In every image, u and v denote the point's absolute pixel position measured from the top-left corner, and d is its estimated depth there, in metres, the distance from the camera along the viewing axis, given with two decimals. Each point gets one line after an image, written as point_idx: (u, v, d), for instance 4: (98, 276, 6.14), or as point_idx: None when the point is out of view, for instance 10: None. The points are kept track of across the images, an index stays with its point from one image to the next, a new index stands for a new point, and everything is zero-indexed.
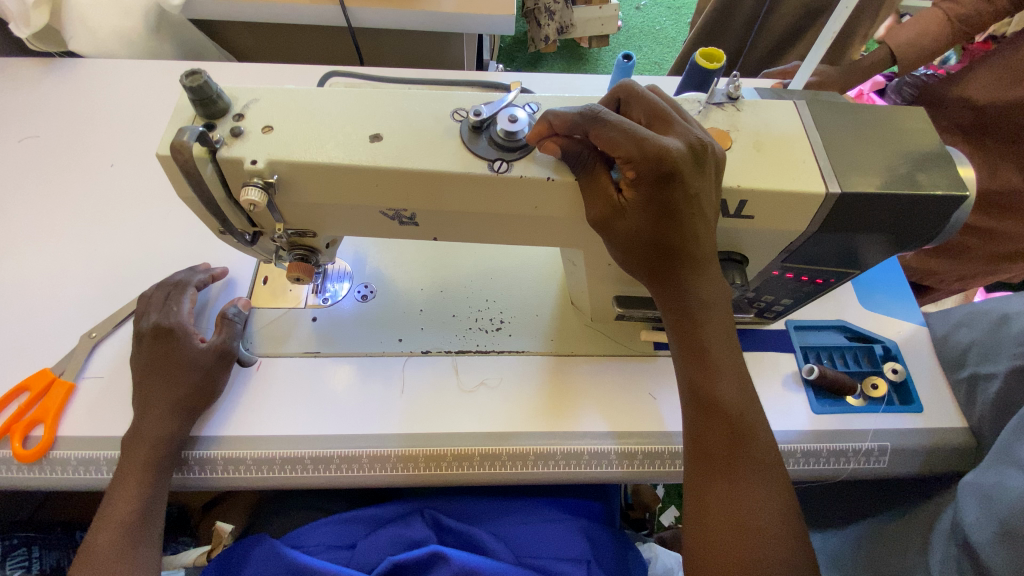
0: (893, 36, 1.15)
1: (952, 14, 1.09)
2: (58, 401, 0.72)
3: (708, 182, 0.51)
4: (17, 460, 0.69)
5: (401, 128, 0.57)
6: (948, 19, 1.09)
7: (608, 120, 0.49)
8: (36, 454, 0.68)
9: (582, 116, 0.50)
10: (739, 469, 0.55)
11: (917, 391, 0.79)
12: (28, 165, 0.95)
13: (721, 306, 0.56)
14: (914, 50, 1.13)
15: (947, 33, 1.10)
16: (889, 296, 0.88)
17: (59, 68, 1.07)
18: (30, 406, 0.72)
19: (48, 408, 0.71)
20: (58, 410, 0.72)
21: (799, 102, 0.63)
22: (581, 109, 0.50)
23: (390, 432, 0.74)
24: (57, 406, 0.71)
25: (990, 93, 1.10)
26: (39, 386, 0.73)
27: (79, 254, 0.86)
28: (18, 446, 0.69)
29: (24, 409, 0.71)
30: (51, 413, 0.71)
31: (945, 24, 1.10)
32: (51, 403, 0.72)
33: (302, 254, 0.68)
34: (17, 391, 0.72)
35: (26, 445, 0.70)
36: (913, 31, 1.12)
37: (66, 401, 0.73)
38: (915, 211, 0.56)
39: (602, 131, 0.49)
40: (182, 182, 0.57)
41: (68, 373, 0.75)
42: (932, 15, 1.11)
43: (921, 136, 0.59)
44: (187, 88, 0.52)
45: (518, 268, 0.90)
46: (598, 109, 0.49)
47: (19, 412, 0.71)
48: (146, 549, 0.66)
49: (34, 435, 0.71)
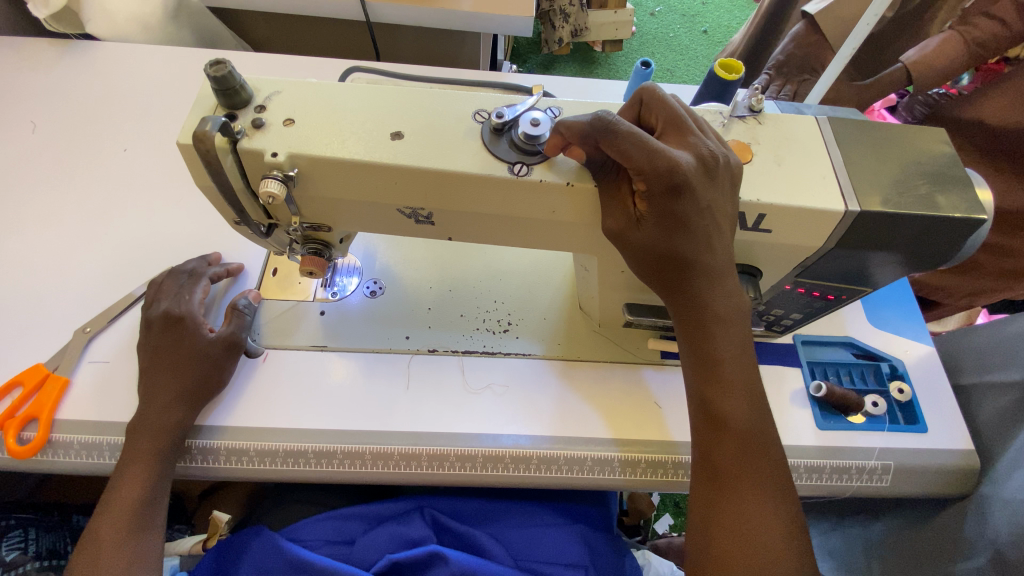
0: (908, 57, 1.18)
1: (969, 38, 1.11)
2: (53, 397, 0.71)
3: (721, 194, 0.51)
4: (10, 456, 0.68)
5: (423, 126, 0.57)
6: (964, 43, 1.12)
7: (620, 131, 0.48)
8: (31, 451, 0.68)
9: (592, 126, 0.49)
10: (747, 485, 0.55)
11: (922, 410, 0.79)
12: (40, 147, 0.95)
13: (736, 318, 0.56)
14: (929, 73, 1.15)
15: (962, 56, 1.13)
16: (898, 315, 0.88)
17: (75, 51, 1.07)
18: (24, 401, 0.71)
19: (42, 405, 0.70)
20: (53, 407, 0.71)
21: (821, 118, 0.62)
22: (591, 119, 0.50)
23: (394, 429, 0.74)
24: (51, 403, 0.70)
25: (1005, 116, 1.11)
26: (33, 381, 0.72)
27: (91, 238, 0.86)
28: (11, 442, 0.68)
29: (17, 405, 0.70)
30: (45, 410, 0.70)
31: (961, 48, 1.12)
32: (45, 399, 0.70)
33: (315, 248, 0.68)
34: (11, 386, 0.71)
35: (17, 441, 0.69)
36: (928, 57, 1.14)
37: (61, 396, 0.72)
38: (930, 232, 0.56)
39: (613, 142, 0.48)
40: (201, 171, 0.57)
41: (62, 368, 0.74)
42: (949, 40, 1.13)
43: (942, 157, 0.58)
44: (211, 78, 0.52)
45: (527, 270, 0.90)
46: (609, 118, 0.48)
47: (13, 407, 0.70)
48: (149, 538, 0.67)
49: (27, 431, 0.70)
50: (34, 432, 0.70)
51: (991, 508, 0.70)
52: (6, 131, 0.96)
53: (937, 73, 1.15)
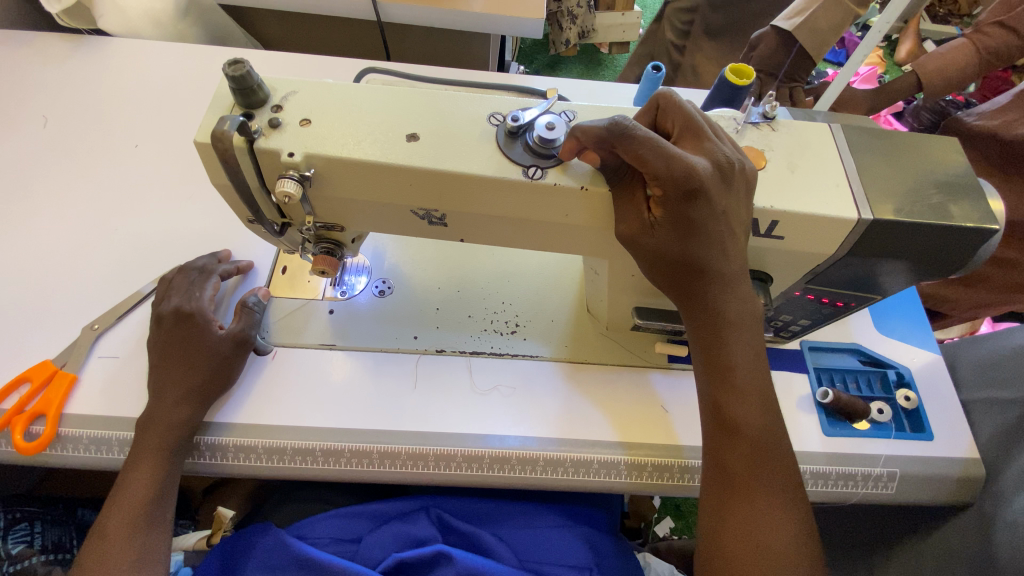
0: (921, 65, 1.21)
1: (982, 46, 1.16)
2: (61, 393, 0.71)
3: (736, 200, 0.51)
4: (17, 452, 0.68)
5: (438, 129, 0.57)
6: (977, 50, 1.16)
7: (638, 135, 0.48)
8: (38, 447, 0.67)
9: (609, 130, 0.49)
10: (756, 491, 0.55)
11: (928, 418, 0.79)
12: (52, 142, 0.95)
13: (749, 324, 0.56)
14: (942, 80, 1.20)
15: (974, 63, 1.17)
16: (905, 323, 0.88)
17: (88, 46, 1.07)
18: (31, 398, 0.71)
19: (50, 400, 0.70)
20: (61, 403, 0.71)
21: (834, 126, 0.62)
22: (608, 123, 0.50)
23: (402, 429, 0.74)
24: (59, 399, 0.71)
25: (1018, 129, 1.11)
26: (41, 377, 0.72)
27: (101, 233, 0.86)
28: (20, 438, 0.68)
29: (25, 401, 0.70)
30: (53, 406, 0.70)
31: (974, 56, 1.17)
32: (54, 395, 0.71)
33: (327, 248, 0.68)
34: (19, 381, 0.71)
35: (24, 438, 0.69)
36: (943, 63, 1.18)
37: (68, 393, 0.72)
38: (943, 241, 0.56)
39: (631, 146, 0.48)
40: (217, 170, 0.57)
41: (70, 365, 0.74)
42: (963, 47, 1.18)
43: (955, 166, 0.59)
44: (229, 77, 0.52)
45: (536, 271, 0.90)
46: (627, 122, 0.48)
47: (20, 403, 0.70)
48: (158, 534, 0.67)
49: (34, 427, 0.70)
50: (43, 428, 0.70)
51: (997, 517, 0.70)
52: (18, 125, 0.96)
53: (949, 79, 1.20)
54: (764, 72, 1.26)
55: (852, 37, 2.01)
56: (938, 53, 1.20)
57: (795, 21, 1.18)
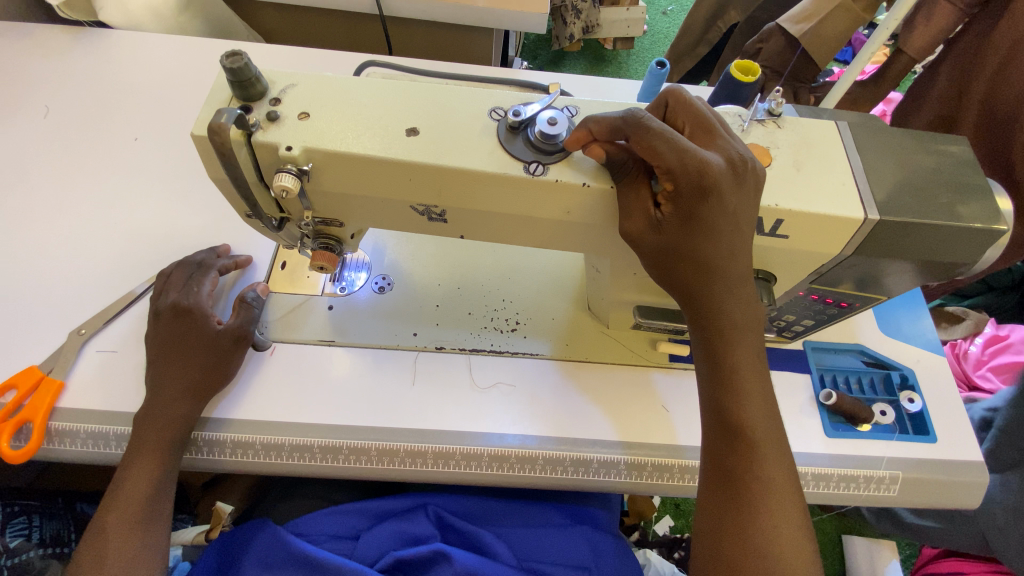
0: (909, 43, 1.13)
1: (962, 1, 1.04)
2: (47, 400, 0.70)
3: (745, 198, 0.51)
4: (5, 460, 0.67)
5: (439, 123, 0.56)
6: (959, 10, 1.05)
7: (652, 126, 0.47)
8: (25, 455, 0.66)
9: (623, 121, 0.49)
10: (761, 497, 0.54)
11: (932, 421, 0.78)
12: (51, 134, 0.95)
13: (753, 327, 0.56)
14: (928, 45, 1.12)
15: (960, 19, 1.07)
16: (910, 323, 0.87)
17: (88, 39, 1.07)
18: (16, 406, 0.69)
19: (36, 408, 0.69)
20: (48, 410, 0.69)
21: (841, 123, 0.61)
22: (621, 114, 0.49)
23: (400, 425, 0.74)
24: (47, 404, 0.69)
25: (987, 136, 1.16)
26: (27, 384, 0.70)
27: (100, 226, 0.86)
28: (6, 447, 0.67)
29: (11, 409, 0.69)
30: (40, 413, 0.68)
31: (957, 15, 1.06)
32: (40, 402, 0.69)
33: (326, 244, 0.67)
34: (4, 388, 0.70)
35: (10, 445, 0.68)
36: (929, 37, 1.10)
37: (55, 400, 0.71)
38: (953, 241, 0.55)
39: (645, 137, 0.47)
40: (216, 163, 0.57)
41: (58, 370, 0.72)
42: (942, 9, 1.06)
43: (964, 167, 0.58)
44: (226, 69, 0.52)
45: (537, 269, 0.89)
46: (641, 114, 0.48)
47: (5, 411, 0.68)
48: (158, 528, 0.67)
49: (21, 434, 0.69)
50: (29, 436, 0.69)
51: None
52: (18, 117, 0.96)
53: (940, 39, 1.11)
54: (770, 70, 1.27)
55: (858, 35, 1.99)
56: (920, 22, 1.09)
57: (802, 27, 1.16)
